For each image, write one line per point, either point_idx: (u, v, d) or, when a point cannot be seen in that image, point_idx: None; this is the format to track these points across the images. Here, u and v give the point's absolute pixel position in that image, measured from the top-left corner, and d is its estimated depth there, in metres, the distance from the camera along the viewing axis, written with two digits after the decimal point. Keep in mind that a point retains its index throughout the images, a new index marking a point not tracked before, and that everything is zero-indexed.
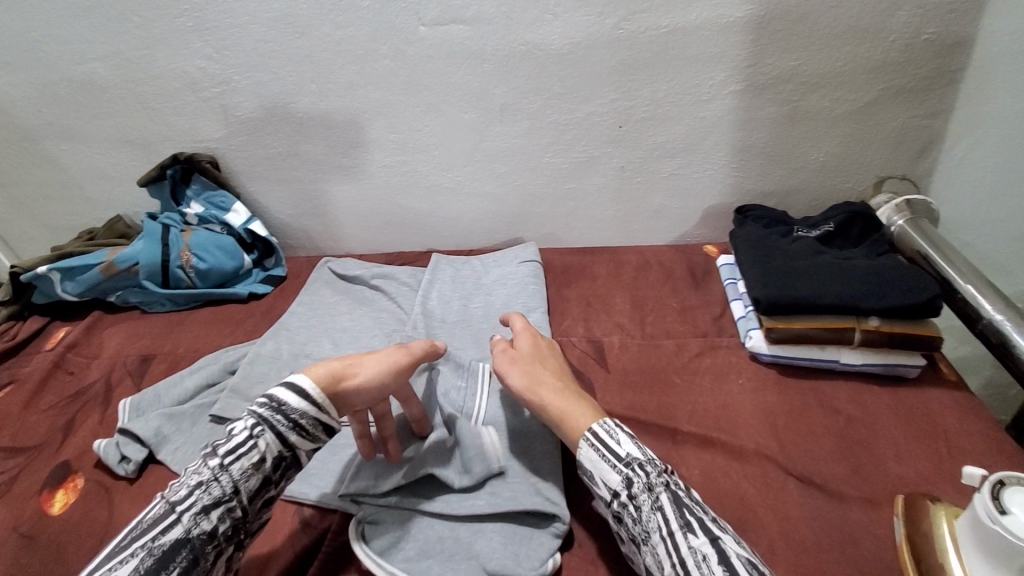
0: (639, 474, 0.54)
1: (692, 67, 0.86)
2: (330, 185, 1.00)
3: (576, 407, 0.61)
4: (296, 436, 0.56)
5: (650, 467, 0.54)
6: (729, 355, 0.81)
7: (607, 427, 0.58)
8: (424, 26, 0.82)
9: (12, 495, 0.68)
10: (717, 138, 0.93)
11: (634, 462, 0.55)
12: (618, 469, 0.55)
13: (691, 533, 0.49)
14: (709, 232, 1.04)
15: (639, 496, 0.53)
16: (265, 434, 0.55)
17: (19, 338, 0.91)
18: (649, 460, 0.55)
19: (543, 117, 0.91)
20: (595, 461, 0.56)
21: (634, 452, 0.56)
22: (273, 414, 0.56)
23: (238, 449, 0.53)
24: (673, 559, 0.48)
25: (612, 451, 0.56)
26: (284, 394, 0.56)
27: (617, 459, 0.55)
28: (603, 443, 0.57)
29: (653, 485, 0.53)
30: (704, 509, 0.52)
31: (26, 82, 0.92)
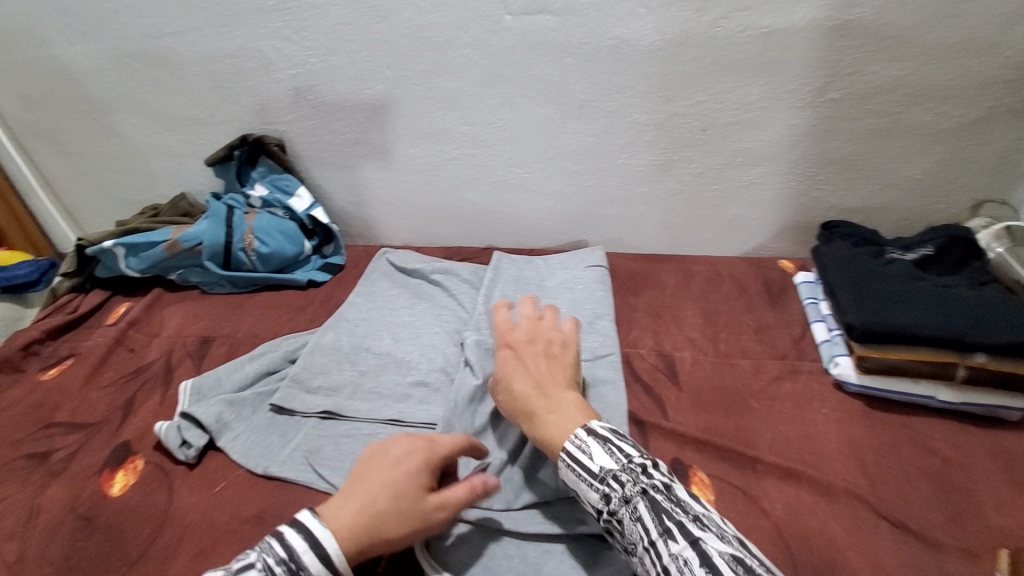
0: (614, 487, 0.50)
1: (788, 72, 0.81)
2: (394, 174, 0.98)
3: (552, 417, 0.56)
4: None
5: (625, 475, 0.50)
6: (811, 381, 0.76)
7: (580, 440, 0.53)
8: (510, 15, 0.79)
9: (72, 471, 0.67)
10: (806, 148, 0.87)
11: (608, 474, 0.50)
12: (594, 485, 0.51)
13: (671, 539, 0.46)
14: (785, 246, 0.98)
15: (619, 509, 0.49)
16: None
17: (81, 312, 0.91)
18: (623, 465, 0.51)
19: (623, 116, 0.87)
20: (572, 480, 0.52)
21: (607, 462, 0.51)
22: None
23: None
24: (664, 574, 0.45)
25: (584, 466, 0.52)
26: (305, 555, 0.47)
27: (591, 475, 0.51)
28: (573, 457, 0.52)
29: (629, 497, 0.49)
30: (687, 509, 0.48)
31: (103, 54, 0.92)
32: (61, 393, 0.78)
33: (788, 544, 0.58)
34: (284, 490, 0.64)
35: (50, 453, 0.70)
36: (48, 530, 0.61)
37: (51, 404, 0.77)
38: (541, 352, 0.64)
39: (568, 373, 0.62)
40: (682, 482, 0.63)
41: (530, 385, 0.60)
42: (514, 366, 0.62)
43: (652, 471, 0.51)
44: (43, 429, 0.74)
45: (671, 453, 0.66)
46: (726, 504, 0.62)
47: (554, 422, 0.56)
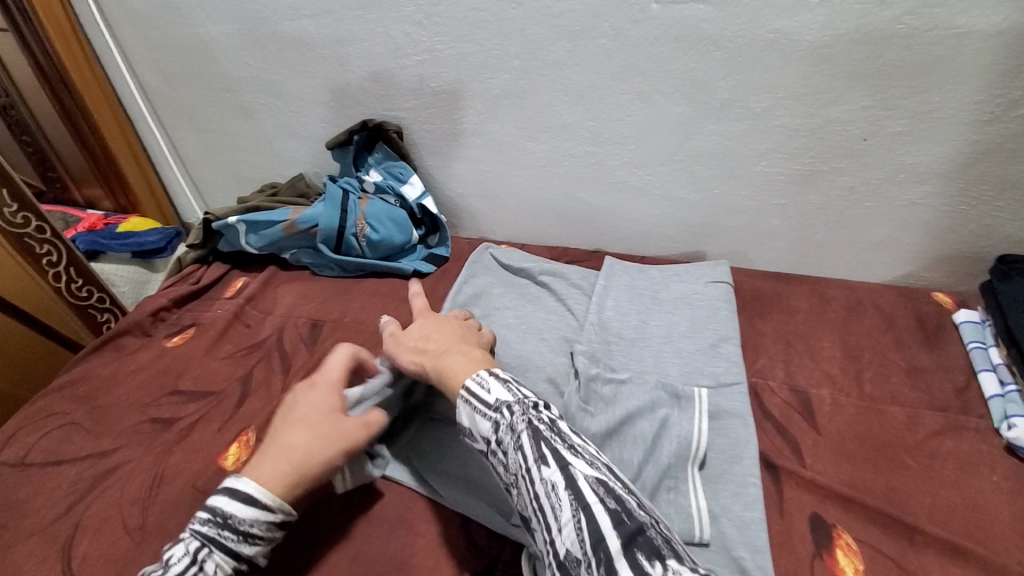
0: (504, 416, 0.48)
1: (986, 77, 0.68)
2: (508, 168, 0.94)
3: (450, 365, 0.56)
4: (250, 547, 0.49)
5: (517, 406, 0.49)
6: (979, 442, 0.65)
7: (480, 378, 0.52)
8: (658, 3, 0.72)
9: (192, 441, 0.70)
10: (992, 168, 0.74)
11: (502, 405, 0.49)
12: (487, 416, 0.49)
13: (543, 465, 0.44)
14: (943, 277, 0.86)
15: (505, 439, 0.48)
16: (214, 555, 0.47)
17: (203, 283, 0.96)
18: (518, 397, 0.50)
19: (771, 119, 0.78)
20: (468, 415, 0.51)
21: (503, 396, 0.50)
22: (219, 530, 0.48)
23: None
24: (539, 500, 0.44)
25: (479, 398, 0.51)
26: (228, 505, 0.48)
27: (485, 406, 0.50)
28: (474, 392, 0.51)
29: (514, 425, 0.47)
30: (564, 436, 0.47)
31: (242, 35, 0.94)
32: (184, 361, 0.82)
33: None
34: (388, 489, 0.62)
35: (174, 420, 0.73)
36: (170, 498, 0.63)
37: (174, 371, 0.80)
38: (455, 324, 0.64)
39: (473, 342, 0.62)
40: (823, 543, 0.56)
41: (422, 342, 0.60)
42: (427, 327, 0.63)
43: (534, 402, 0.50)
44: (167, 396, 0.77)
45: (809, 507, 0.59)
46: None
47: (456, 367, 0.55)
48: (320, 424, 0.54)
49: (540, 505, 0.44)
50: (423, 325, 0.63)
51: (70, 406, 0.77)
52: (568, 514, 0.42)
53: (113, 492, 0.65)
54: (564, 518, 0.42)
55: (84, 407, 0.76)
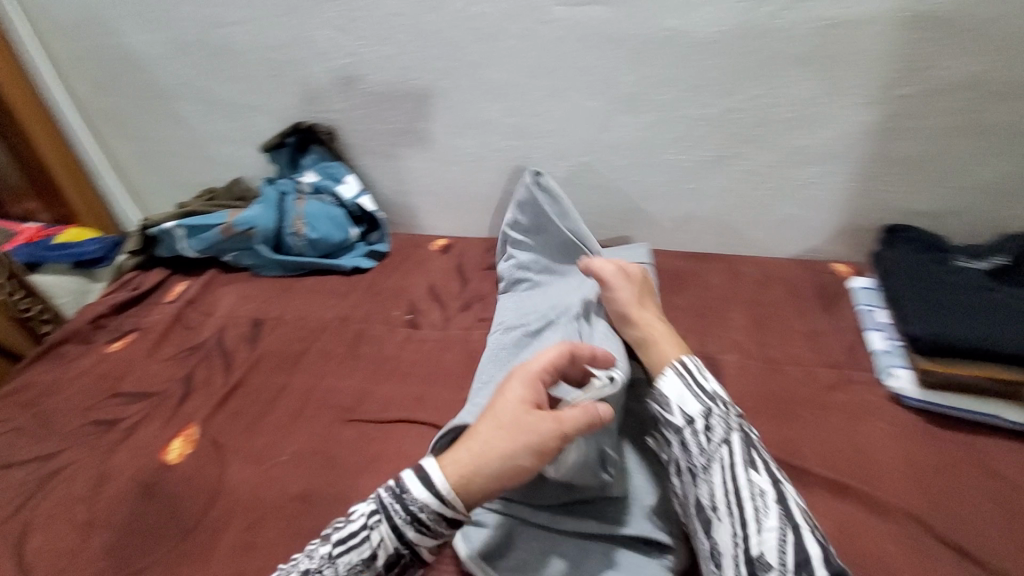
0: (720, 408, 0.56)
1: (854, 65, 0.76)
2: (440, 164, 0.98)
3: (663, 338, 0.64)
4: (415, 533, 0.49)
5: (723, 406, 0.57)
6: (867, 393, 0.72)
7: (693, 364, 0.61)
8: (561, 6, 0.78)
9: (136, 439, 0.71)
10: (869, 147, 0.83)
11: (717, 397, 0.57)
12: (700, 399, 0.57)
13: (754, 470, 0.52)
14: (842, 249, 0.93)
15: (714, 428, 0.55)
16: (382, 526, 0.49)
17: (144, 289, 0.96)
18: (730, 404, 0.57)
19: (674, 110, 0.84)
20: (681, 391, 0.58)
21: (718, 390, 0.58)
22: (393, 502, 0.49)
23: (353, 540, 0.49)
24: (725, 490, 0.52)
25: (702, 386, 0.58)
26: (410, 480, 0.49)
27: (703, 392, 0.58)
28: (691, 376, 0.59)
29: (731, 424, 0.55)
30: (772, 459, 0.54)
31: (171, 45, 0.96)
32: (126, 365, 0.83)
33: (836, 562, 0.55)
34: (327, 470, 0.65)
35: (117, 421, 0.75)
36: (116, 494, 0.65)
37: (117, 375, 0.82)
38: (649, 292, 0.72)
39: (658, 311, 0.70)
40: None
41: (637, 298, 0.69)
42: (628, 286, 0.70)
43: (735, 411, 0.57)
44: (110, 398, 0.78)
45: None
46: None
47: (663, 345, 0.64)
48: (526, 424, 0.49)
49: (741, 501, 0.51)
50: (643, 289, 0.71)
51: (11, 414, 0.77)
52: (775, 523, 0.49)
53: (59, 492, 0.66)
54: (769, 525, 0.49)
55: (26, 414, 0.77)
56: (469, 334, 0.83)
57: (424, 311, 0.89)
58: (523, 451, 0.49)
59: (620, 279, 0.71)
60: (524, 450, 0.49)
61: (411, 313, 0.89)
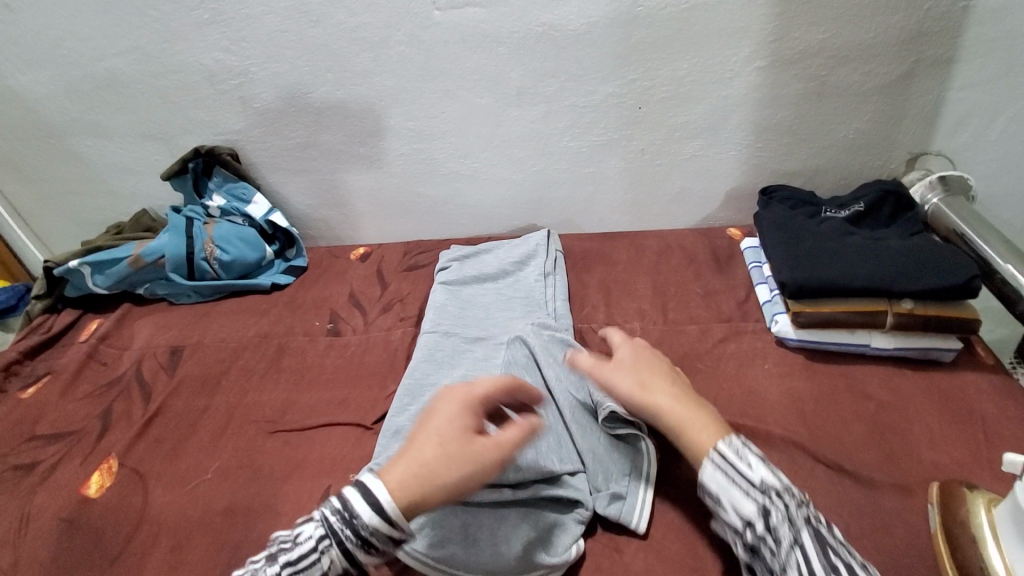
0: (777, 503, 0.46)
1: (713, 44, 0.83)
2: (347, 174, 1.00)
3: (689, 418, 0.54)
4: (364, 554, 0.49)
5: (788, 496, 0.47)
6: (755, 340, 0.79)
7: (737, 446, 0.50)
8: (438, 10, 0.82)
9: (53, 480, 0.70)
10: (739, 118, 0.90)
11: (771, 489, 0.47)
12: (751, 495, 0.47)
13: None
14: (733, 214, 1.01)
15: (777, 529, 0.45)
16: (330, 550, 0.49)
17: (55, 331, 0.94)
18: (787, 486, 0.48)
19: (560, 100, 0.89)
20: (722, 483, 0.49)
21: (769, 477, 0.48)
22: (342, 526, 0.49)
23: (303, 560, 0.49)
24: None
25: (744, 474, 0.48)
26: (357, 503, 0.49)
27: (750, 484, 0.48)
28: (733, 465, 0.49)
29: (793, 519, 0.46)
30: (851, 551, 0.45)
31: (55, 81, 0.95)
32: (40, 408, 0.81)
33: None
34: (252, 482, 0.67)
35: (35, 464, 0.73)
36: (37, 535, 0.64)
37: (32, 419, 0.80)
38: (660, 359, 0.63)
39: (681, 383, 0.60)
40: None
41: (640, 381, 0.59)
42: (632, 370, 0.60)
43: (797, 496, 0.47)
44: (26, 442, 0.76)
45: None
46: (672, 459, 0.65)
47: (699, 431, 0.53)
48: (468, 440, 0.50)
49: None
50: (646, 361, 0.61)
51: None
52: None
53: None
54: None
55: None
56: (389, 334, 0.85)
57: (345, 317, 0.90)
58: (455, 469, 0.49)
59: (622, 360, 0.61)
60: (457, 469, 0.49)
61: (332, 321, 0.90)
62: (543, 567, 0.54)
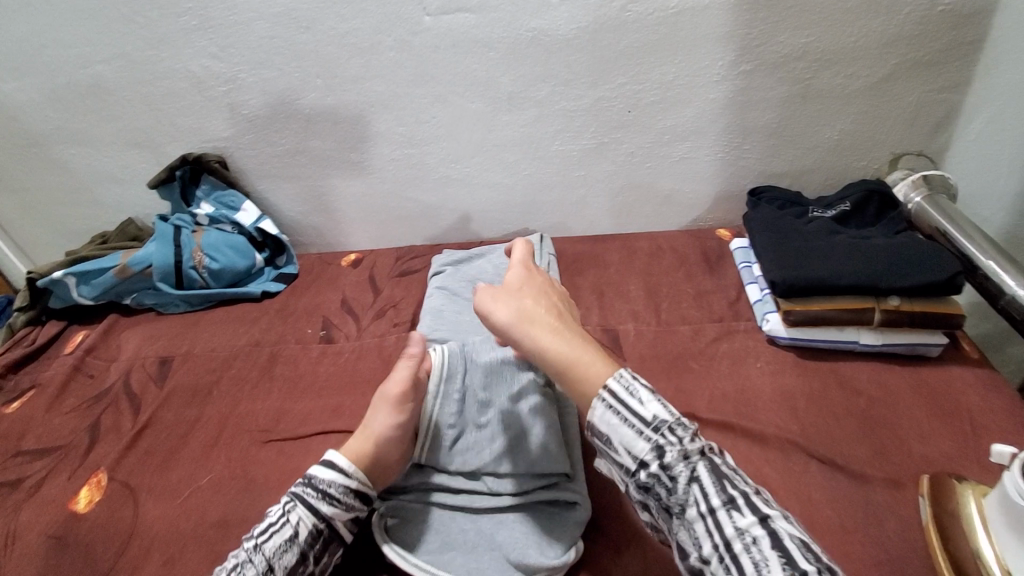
0: (670, 440, 0.48)
1: (700, 48, 0.84)
2: (337, 180, 1.00)
3: (578, 360, 0.54)
4: (329, 507, 0.55)
5: (680, 429, 0.48)
6: (747, 339, 0.80)
7: (627, 381, 0.51)
8: (430, 16, 0.82)
9: (40, 496, 0.69)
10: (727, 120, 0.91)
11: (662, 426, 0.48)
12: (645, 434, 0.48)
13: (737, 511, 0.44)
14: (722, 215, 1.02)
15: (672, 466, 0.47)
16: (297, 508, 0.54)
17: (39, 343, 0.92)
18: (676, 419, 0.49)
19: (551, 104, 0.90)
20: (614, 423, 0.50)
21: (660, 413, 0.49)
22: (305, 488, 0.56)
23: (274, 526, 0.53)
24: (711, 538, 0.44)
25: (635, 412, 0.49)
26: (314, 468, 0.57)
27: (643, 425, 0.49)
28: (621, 402, 0.50)
29: (688, 453, 0.47)
30: (748, 483, 0.47)
31: (37, 88, 0.93)
32: (26, 422, 0.80)
33: None
34: (247, 493, 0.66)
35: (21, 481, 0.71)
36: (25, 552, 0.63)
37: (16, 434, 0.78)
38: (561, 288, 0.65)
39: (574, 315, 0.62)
40: None
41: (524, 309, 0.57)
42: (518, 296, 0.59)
43: (688, 428, 0.49)
44: (11, 458, 0.75)
45: None
46: None
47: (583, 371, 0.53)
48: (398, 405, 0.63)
49: (735, 555, 0.43)
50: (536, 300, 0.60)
51: None
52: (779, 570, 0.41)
53: None
54: None
55: None
56: (383, 340, 0.85)
57: (338, 324, 0.90)
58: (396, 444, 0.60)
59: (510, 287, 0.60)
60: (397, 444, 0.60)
61: (325, 328, 0.89)
62: (544, 569, 0.53)
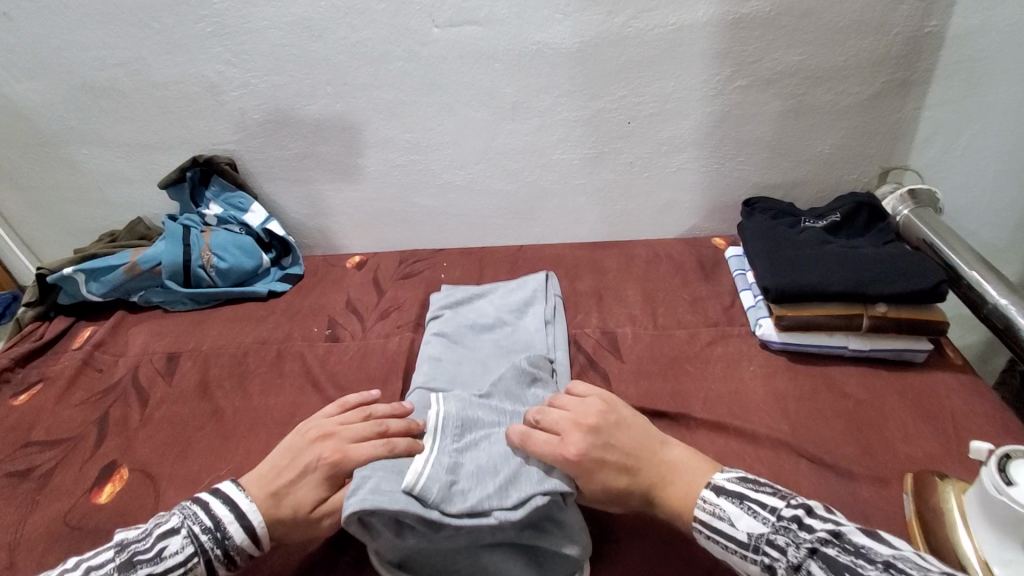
0: (775, 555, 0.49)
1: (698, 64, 0.88)
2: (344, 183, 1.02)
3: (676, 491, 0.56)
4: (224, 570, 0.55)
5: (780, 537, 0.49)
6: (740, 343, 0.82)
7: (712, 506, 0.53)
8: (437, 27, 0.85)
9: (54, 485, 0.70)
10: (724, 132, 0.94)
11: (761, 541, 0.50)
12: (750, 556, 0.50)
13: None
14: (717, 224, 1.05)
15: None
16: (199, 569, 0.53)
17: (47, 338, 0.93)
18: (773, 527, 0.50)
19: (554, 115, 0.93)
20: (724, 554, 0.52)
21: (754, 527, 0.51)
22: (211, 542, 0.54)
23: (169, 573, 0.52)
24: None
25: (729, 534, 0.52)
26: (230, 528, 0.55)
27: (741, 544, 0.51)
28: (716, 528, 0.53)
29: (795, 562, 0.48)
30: (868, 560, 0.45)
31: (52, 90, 0.95)
32: (35, 414, 0.81)
33: None
34: None
35: (30, 471, 0.73)
36: (39, 537, 0.64)
37: (25, 426, 0.79)
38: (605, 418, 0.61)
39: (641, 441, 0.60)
40: None
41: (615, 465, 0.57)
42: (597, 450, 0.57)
43: (798, 524, 0.50)
44: (21, 449, 0.76)
45: None
46: None
47: (677, 495, 0.56)
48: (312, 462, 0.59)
49: None
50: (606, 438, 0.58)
51: None
52: None
53: None
54: None
55: None
56: (387, 339, 0.87)
57: (343, 324, 0.92)
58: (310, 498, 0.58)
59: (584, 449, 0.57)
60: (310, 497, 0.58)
61: (330, 327, 0.92)
62: None
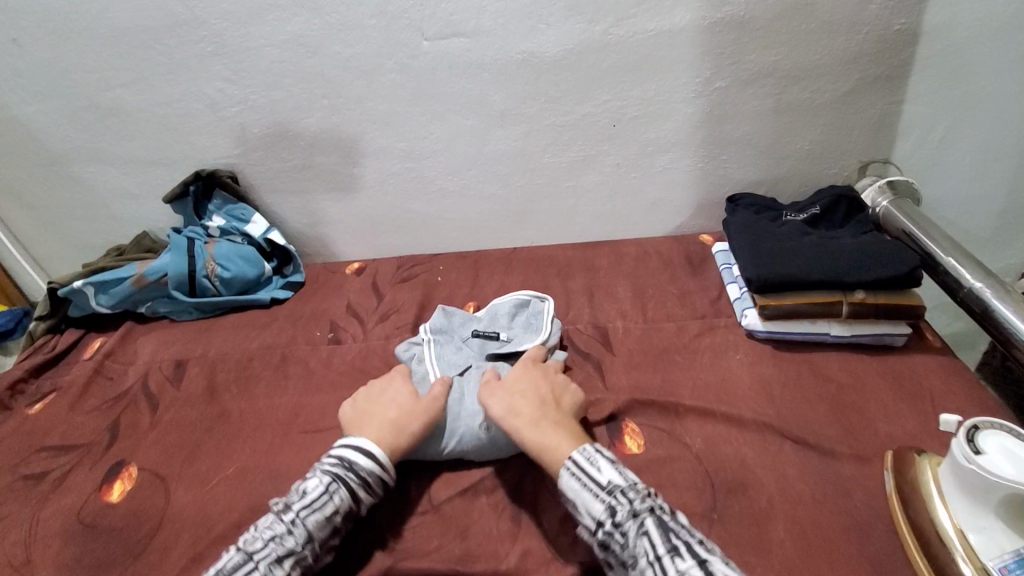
0: (621, 501, 0.54)
1: (677, 68, 0.92)
2: (342, 193, 1.06)
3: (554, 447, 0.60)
4: (365, 493, 0.60)
5: (631, 492, 0.54)
6: (727, 333, 0.85)
7: (588, 454, 0.58)
8: (427, 40, 0.89)
9: (69, 485, 0.73)
10: (706, 131, 0.98)
11: (615, 488, 0.55)
12: (600, 497, 0.55)
13: (678, 556, 0.49)
14: (704, 222, 1.09)
15: (622, 522, 0.52)
16: (341, 489, 0.58)
17: (59, 349, 0.97)
18: (629, 484, 0.55)
19: (541, 120, 0.97)
20: (576, 488, 0.56)
21: (614, 478, 0.56)
22: (345, 471, 0.60)
23: (314, 501, 0.57)
24: None
25: (591, 477, 0.56)
26: (353, 454, 0.61)
27: (599, 487, 0.55)
28: (583, 471, 0.57)
29: (637, 510, 0.53)
30: (693, 534, 0.52)
31: (60, 111, 0.99)
32: (50, 421, 0.84)
33: (707, 469, 0.66)
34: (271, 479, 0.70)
35: (46, 473, 0.76)
36: (55, 534, 0.67)
37: (41, 431, 0.82)
38: (551, 380, 0.70)
39: (573, 406, 0.67)
40: (616, 435, 0.71)
41: (511, 408, 0.64)
42: (511, 395, 0.66)
43: (640, 490, 0.55)
44: (35, 453, 0.79)
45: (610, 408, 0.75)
46: (654, 446, 0.70)
47: (552, 447, 0.60)
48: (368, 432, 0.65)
49: None
50: (530, 383, 0.68)
51: None
52: None
53: None
54: None
55: None
56: (388, 340, 0.90)
57: (344, 328, 0.95)
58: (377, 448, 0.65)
59: (513, 381, 0.68)
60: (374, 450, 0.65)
61: (332, 331, 0.95)
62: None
